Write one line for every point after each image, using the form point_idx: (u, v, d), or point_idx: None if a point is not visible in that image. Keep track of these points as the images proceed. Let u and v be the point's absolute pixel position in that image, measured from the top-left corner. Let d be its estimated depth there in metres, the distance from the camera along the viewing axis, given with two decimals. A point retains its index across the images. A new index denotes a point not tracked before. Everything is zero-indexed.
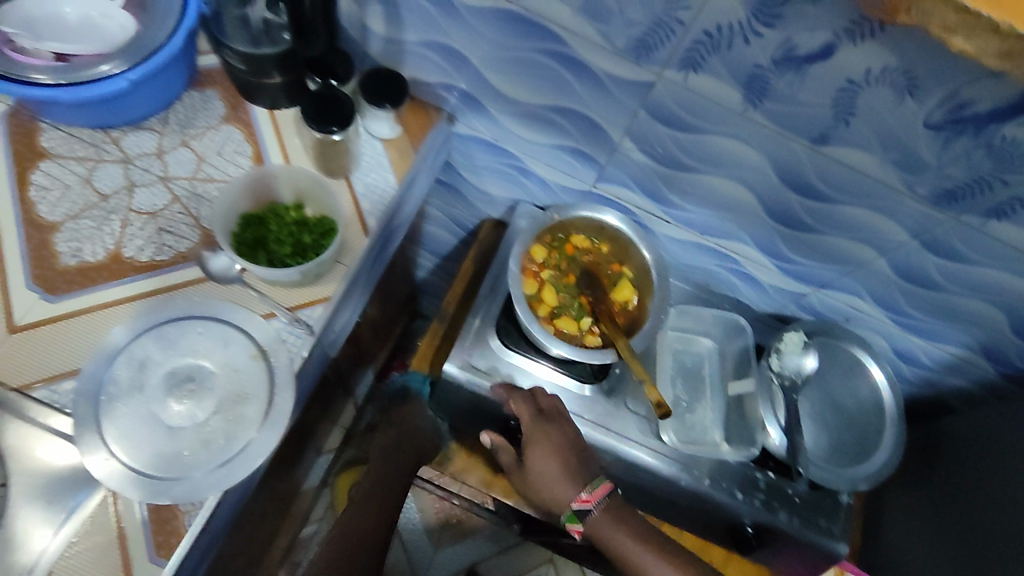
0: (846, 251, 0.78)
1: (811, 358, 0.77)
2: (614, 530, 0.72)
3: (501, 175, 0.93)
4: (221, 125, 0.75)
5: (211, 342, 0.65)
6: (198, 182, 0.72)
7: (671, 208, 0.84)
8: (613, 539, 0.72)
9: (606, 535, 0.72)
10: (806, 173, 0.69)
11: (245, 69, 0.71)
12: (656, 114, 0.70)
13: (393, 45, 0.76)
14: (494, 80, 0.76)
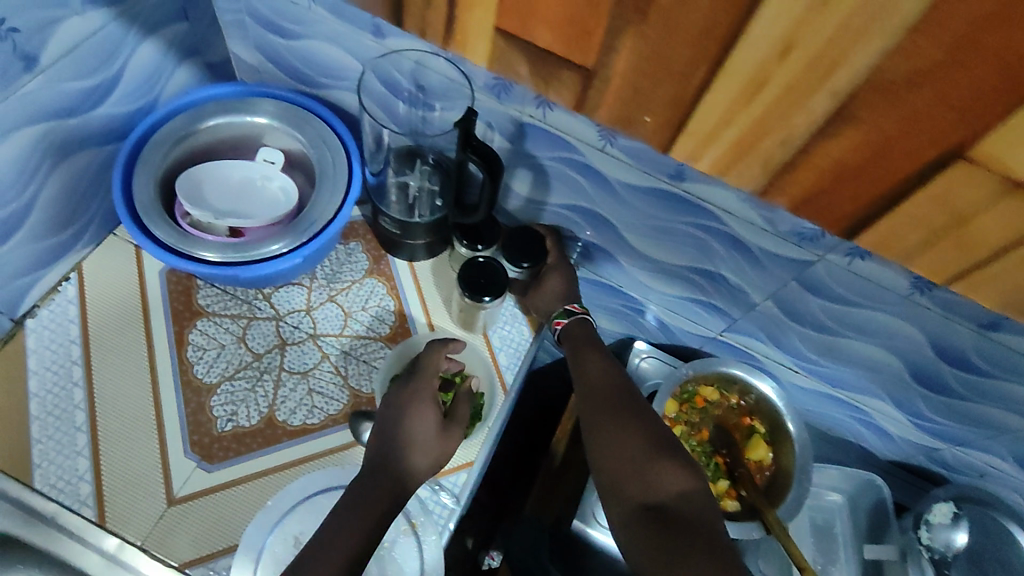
0: (992, 418, 0.76)
1: (964, 533, 0.75)
2: (585, 347, 0.71)
3: (616, 314, 0.93)
4: (365, 278, 0.78)
5: None
6: (346, 339, 0.73)
7: (804, 362, 0.82)
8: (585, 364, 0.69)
9: (584, 372, 0.69)
10: (964, 350, 0.68)
11: (395, 230, 0.74)
12: (808, 285, 0.70)
13: (534, 203, 0.79)
14: (634, 241, 0.76)
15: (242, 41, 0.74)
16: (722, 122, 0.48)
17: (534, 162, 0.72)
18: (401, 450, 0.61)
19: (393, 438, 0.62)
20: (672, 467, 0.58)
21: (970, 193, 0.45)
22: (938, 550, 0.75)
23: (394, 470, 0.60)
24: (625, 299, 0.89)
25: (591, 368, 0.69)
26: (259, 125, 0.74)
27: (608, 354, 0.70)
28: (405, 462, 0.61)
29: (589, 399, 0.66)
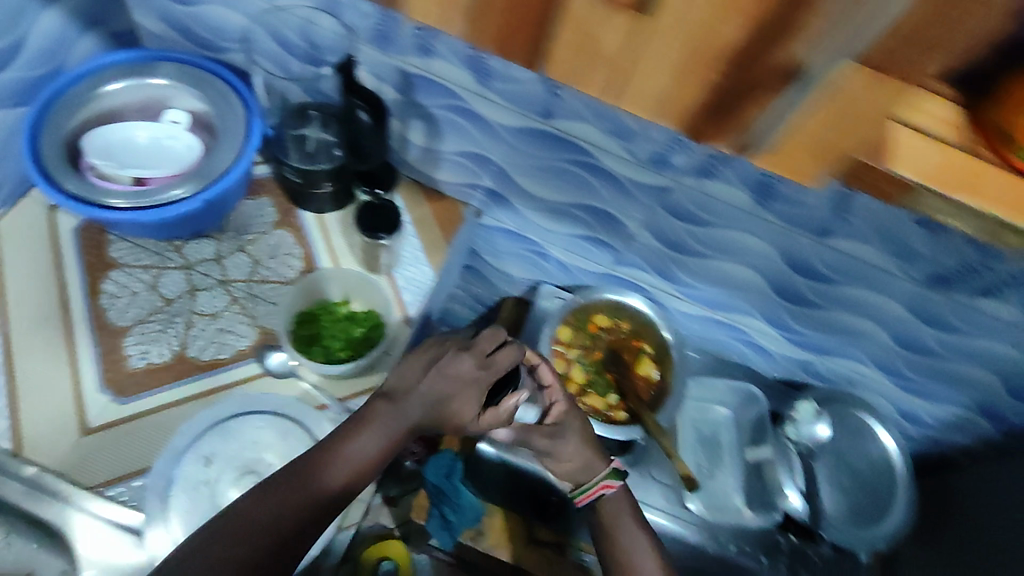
0: (848, 325, 0.85)
1: (823, 426, 0.84)
2: (620, 517, 0.74)
3: (522, 258, 1.00)
4: (274, 230, 0.82)
5: (272, 437, 0.70)
6: (255, 283, 0.79)
7: (683, 286, 0.92)
8: (612, 518, 0.74)
9: (615, 532, 0.73)
10: (812, 262, 0.76)
11: (299, 180, 0.79)
12: (673, 211, 0.77)
13: (431, 153, 0.84)
14: (523, 182, 0.83)
15: (141, 8, 0.78)
16: None
17: (424, 111, 0.77)
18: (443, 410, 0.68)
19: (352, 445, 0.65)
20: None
21: (613, 33, 0.44)
22: (804, 443, 0.84)
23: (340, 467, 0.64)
24: (527, 243, 0.96)
25: (614, 518, 0.74)
26: (161, 87, 0.79)
27: (648, 531, 0.73)
28: (329, 470, 0.64)
29: (610, 545, 0.73)
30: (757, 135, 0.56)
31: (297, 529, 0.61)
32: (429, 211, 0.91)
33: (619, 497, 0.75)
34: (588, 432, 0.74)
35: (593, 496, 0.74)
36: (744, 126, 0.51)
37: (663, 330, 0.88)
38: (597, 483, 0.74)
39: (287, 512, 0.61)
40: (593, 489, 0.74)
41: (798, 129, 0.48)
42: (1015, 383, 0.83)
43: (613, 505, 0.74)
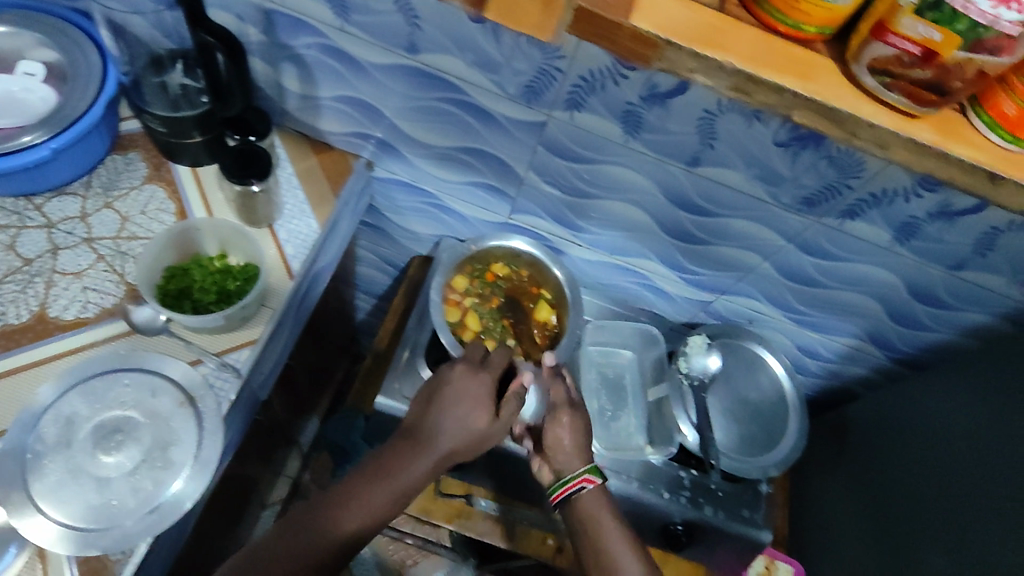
0: (736, 259, 0.86)
1: (714, 357, 0.85)
2: (598, 515, 0.73)
3: (423, 214, 0.99)
4: (144, 185, 0.79)
5: (138, 395, 0.67)
6: (123, 240, 0.75)
7: (583, 233, 0.91)
8: (586, 520, 0.73)
9: (580, 532, 0.73)
10: (689, 193, 0.77)
11: (165, 131, 0.75)
12: (553, 148, 0.77)
13: (310, 100, 0.82)
14: (407, 128, 0.82)
15: None
16: None
17: (292, 52, 0.75)
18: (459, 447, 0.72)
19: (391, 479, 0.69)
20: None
21: None
22: (695, 377, 0.85)
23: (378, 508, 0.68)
24: (424, 196, 0.94)
25: (595, 521, 0.73)
26: (5, 35, 0.74)
27: (622, 526, 0.73)
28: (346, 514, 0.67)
29: (595, 547, 0.72)
30: (653, 27, 0.54)
31: (329, 564, 0.65)
32: (315, 164, 0.87)
33: (598, 497, 0.74)
34: (581, 432, 0.77)
35: (569, 491, 0.74)
36: (643, 24, 0.54)
37: (558, 274, 0.88)
38: (577, 476, 0.74)
39: (321, 551, 0.65)
40: (571, 483, 0.74)
41: None
42: (893, 305, 0.86)
43: (592, 505, 0.74)
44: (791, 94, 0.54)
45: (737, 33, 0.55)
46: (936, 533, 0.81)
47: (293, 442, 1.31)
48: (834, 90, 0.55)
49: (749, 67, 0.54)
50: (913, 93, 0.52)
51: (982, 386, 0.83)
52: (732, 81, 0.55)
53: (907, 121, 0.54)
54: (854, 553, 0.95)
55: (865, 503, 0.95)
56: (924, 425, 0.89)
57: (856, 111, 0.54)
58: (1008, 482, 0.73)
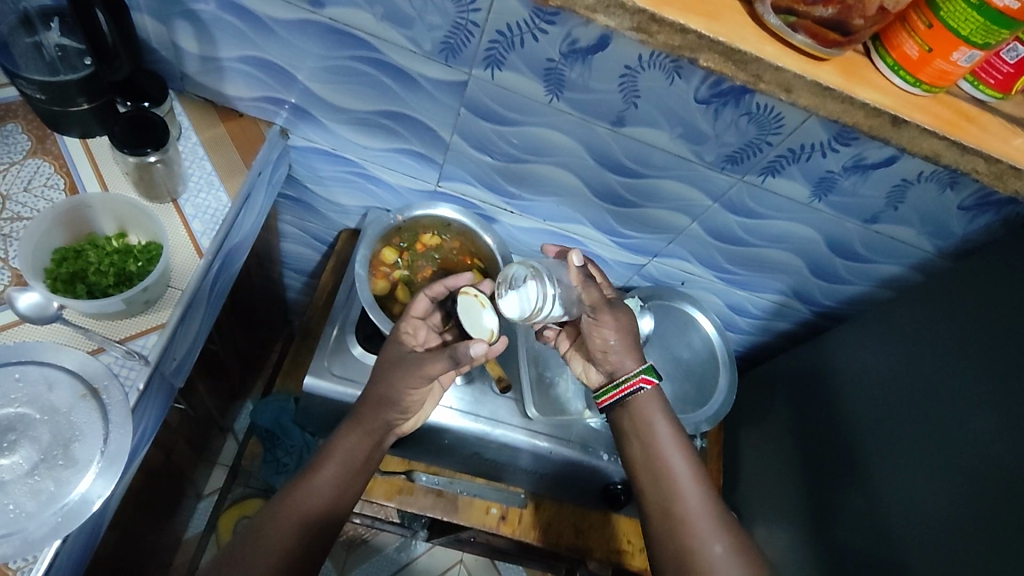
0: (666, 221, 0.87)
1: (647, 319, 0.84)
2: (650, 416, 0.72)
3: (347, 185, 0.94)
4: (27, 159, 0.71)
5: (33, 389, 0.61)
6: (4, 221, 0.68)
7: (514, 199, 0.89)
8: (643, 421, 0.72)
9: (633, 431, 0.72)
10: (617, 155, 0.76)
11: (46, 98, 0.67)
12: (475, 110, 0.75)
13: (210, 62, 0.76)
14: (321, 91, 0.77)
15: None
16: None
17: (186, 8, 0.68)
18: (383, 404, 0.72)
19: (327, 454, 0.71)
20: (711, 526, 0.66)
21: None
22: None
23: (319, 482, 0.69)
24: (346, 166, 0.90)
25: (650, 420, 0.72)
26: None
27: (675, 428, 0.72)
28: (296, 500, 0.68)
29: (643, 451, 0.71)
30: None
31: (306, 543, 0.66)
32: (223, 133, 0.81)
33: (653, 399, 0.73)
34: (632, 333, 0.75)
35: (626, 392, 0.73)
36: None
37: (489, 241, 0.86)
38: (633, 377, 0.73)
39: (292, 529, 0.66)
40: (631, 381, 0.72)
41: None
42: (815, 260, 0.89)
43: (645, 407, 0.72)
44: (694, 35, 0.53)
45: None
46: (864, 470, 0.85)
47: (227, 430, 1.26)
48: (740, 30, 0.54)
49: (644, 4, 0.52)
50: (817, 31, 0.51)
51: (897, 332, 0.87)
52: (635, 20, 0.53)
53: (816, 63, 0.54)
54: (786, 496, 0.99)
55: (795, 449, 0.99)
56: (848, 369, 0.93)
57: (760, 51, 0.53)
58: (932, 409, 0.77)
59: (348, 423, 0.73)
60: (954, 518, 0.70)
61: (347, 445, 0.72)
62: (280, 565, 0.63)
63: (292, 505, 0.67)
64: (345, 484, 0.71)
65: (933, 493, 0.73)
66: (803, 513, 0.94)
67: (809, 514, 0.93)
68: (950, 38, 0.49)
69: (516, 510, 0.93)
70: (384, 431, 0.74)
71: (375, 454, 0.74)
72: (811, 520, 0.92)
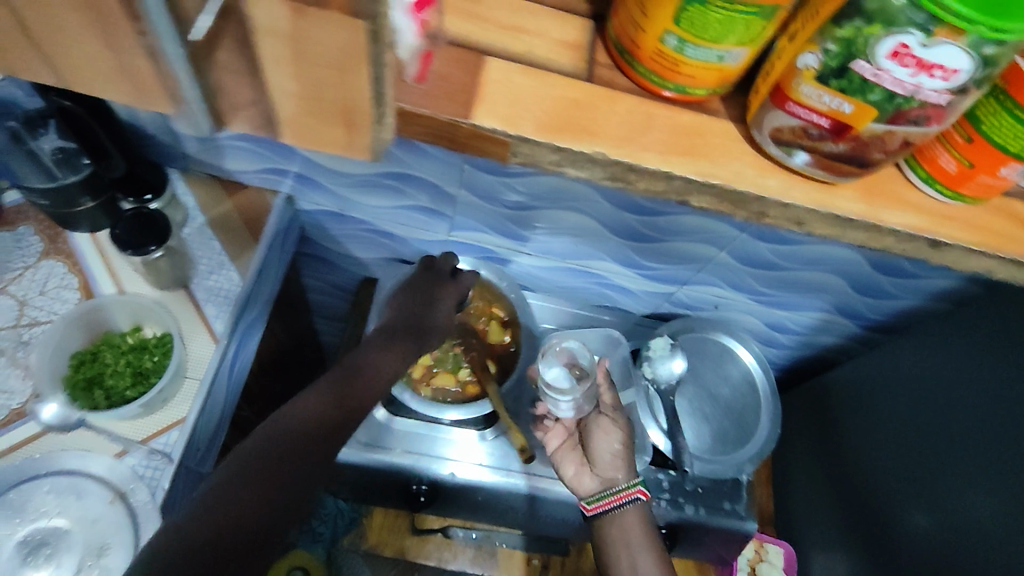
0: (692, 252, 0.82)
1: (678, 360, 0.81)
2: (636, 533, 0.71)
3: (360, 240, 0.92)
4: (41, 261, 0.72)
5: (65, 501, 0.62)
6: (23, 327, 0.69)
7: (528, 242, 0.85)
8: (626, 534, 0.71)
9: (616, 543, 0.71)
10: (631, 195, 0.72)
11: (50, 203, 0.68)
12: (478, 165, 0.71)
13: (209, 142, 0.74)
14: (321, 159, 0.75)
15: None
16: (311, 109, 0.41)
17: None
18: (358, 369, 0.68)
19: (280, 419, 0.60)
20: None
21: (285, 83, 0.39)
22: (661, 382, 0.80)
23: (274, 447, 0.57)
24: (357, 224, 0.88)
25: (633, 534, 0.71)
26: None
27: (657, 541, 0.71)
28: (239, 475, 0.55)
29: (624, 562, 0.70)
30: (500, 125, 0.49)
31: (253, 525, 0.53)
32: (231, 209, 0.81)
33: (641, 512, 0.72)
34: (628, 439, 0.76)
35: (619, 501, 0.71)
36: (489, 123, 0.49)
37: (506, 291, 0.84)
38: (629, 487, 0.72)
39: (250, 498, 0.54)
40: (628, 491, 0.71)
41: (279, 93, 0.40)
42: (858, 278, 0.83)
43: (631, 522, 0.71)
44: (680, 181, 0.50)
45: (600, 106, 0.51)
46: (921, 495, 0.79)
47: None
48: (738, 161, 0.51)
49: (621, 156, 0.49)
50: (830, 165, 0.48)
51: (948, 346, 0.81)
52: (608, 170, 0.51)
53: (832, 188, 0.51)
54: (846, 520, 0.94)
55: (848, 468, 0.94)
56: (897, 386, 0.88)
57: (759, 188, 0.50)
58: (987, 433, 0.72)
59: (311, 387, 0.64)
60: (1017, 559, 0.64)
61: (308, 408, 0.61)
62: (225, 565, 0.50)
63: (230, 479, 0.54)
64: (300, 453, 0.58)
65: (994, 524, 0.68)
66: (864, 537, 0.89)
67: (871, 540, 0.88)
68: (998, 154, 0.45)
69: (557, 559, 0.92)
70: (353, 403, 0.65)
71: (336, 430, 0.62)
72: (873, 545, 0.87)
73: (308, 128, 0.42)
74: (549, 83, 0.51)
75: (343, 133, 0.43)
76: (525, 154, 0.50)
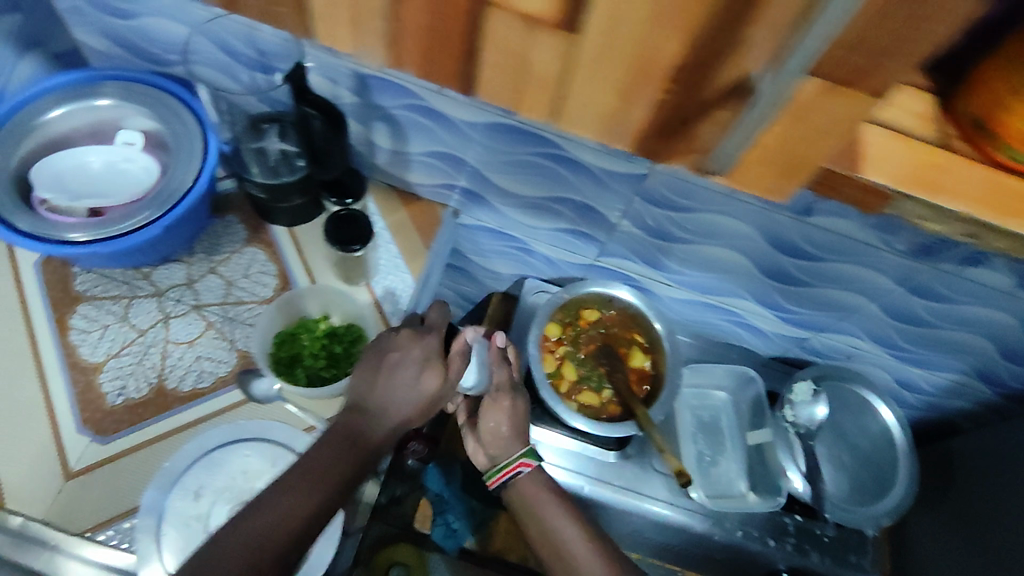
0: (840, 301, 0.83)
1: (822, 405, 0.83)
2: (538, 500, 0.73)
3: (505, 256, 0.97)
4: (245, 248, 0.80)
5: (261, 465, 0.68)
6: (230, 305, 0.76)
7: (673, 274, 0.88)
8: (526, 500, 0.74)
9: (521, 514, 0.73)
10: (794, 240, 0.74)
11: (265, 196, 0.75)
12: (648, 198, 0.74)
13: (399, 155, 0.82)
14: (495, 178, 0.80)
15: (83, 30, 0.73)
16: (778, 149, 0.53)
17: (385, 113, 0.74)
18: (372, 423, 0.63)
19: (283, 486, 0.57)
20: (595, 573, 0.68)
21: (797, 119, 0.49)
22: (802, 424, 0.82)
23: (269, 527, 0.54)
24: (509, 241, 0.93)
25: (533, 499, 0.74)
26: (107, 109, 0.75)
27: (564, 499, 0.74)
28: (252, 523, 0.54)
29: (534, 526, 0.72)
30: (890, 183, 0.53)
31: None
32: (404, 217, 0.87)
33: (534, 480, 0.74)
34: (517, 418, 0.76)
35: (506, 476, 0.74)
36: (879, 180, 0.53)
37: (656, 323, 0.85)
38: (513, 460, 0.74)
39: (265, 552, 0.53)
40: (509, 466, 0.73)
41: (761, 141, 0.53)
42: (1009, 344, 0.82)
43: (528, 491, 0.74)
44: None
45: (959, 168, 0.53)
46: None
47: None
48: None
49: (983, 218, 0.53)
50: None
51: None
52: (964, 226, 0.55)
53: None
54: None
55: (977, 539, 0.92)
56: None
57: None
58: None
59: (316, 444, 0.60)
60: None
61: (315, 468, 0.58)
62: None
63: (248, 526, 0.54)
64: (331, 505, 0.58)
65: None
66: None
67: None
68: None
69: None
70: (368, 452, 0.62)
71: (362, 472, 0.61)
72: None
73: (749, 172, 0.57)
74: (909, 147, 0.54)
75: (778, 177, 0.56)
76: (898, 208, 0.55)
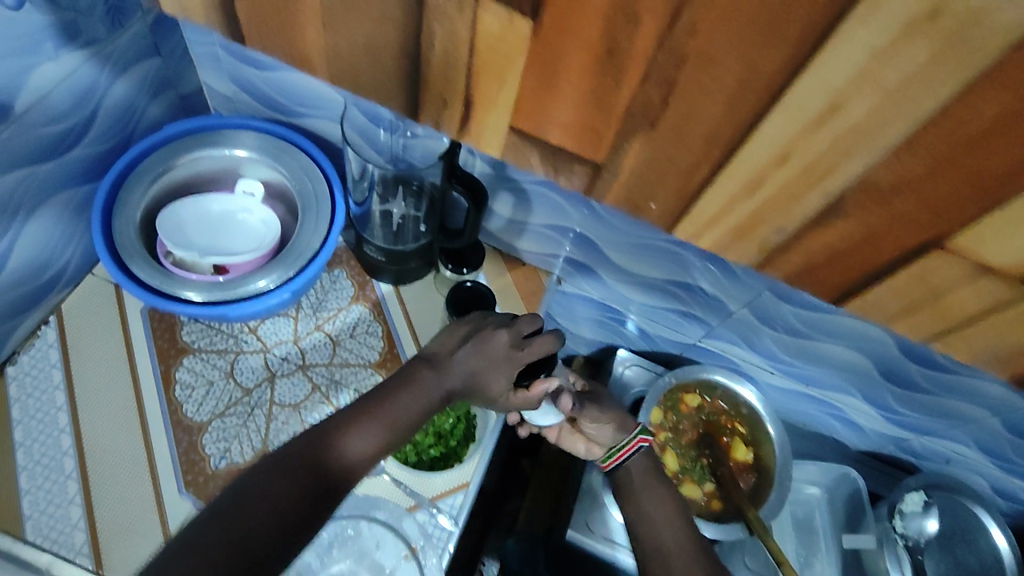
0: (958, 410, 0.76)
1: (933, 520, 0.81)
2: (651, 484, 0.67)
3: (597, 323, 0.92)
4: (351, 305, 0.76)
5: (363, 544, 0.68)
6: (336, 366, 0.73)
7: (781, 364, 0.82)
8: (637, 483, 0.68)
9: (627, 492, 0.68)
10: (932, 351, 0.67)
11: (382, 258, 0.72)
12: (781, 294, 0.68)
13: (517, 224, 0.80)
14: (610, 252, 0.76)
15: (214, 74, 0.71)
16: None
17: (517, 186, 0.72)
18: (335, 456, 0.52)
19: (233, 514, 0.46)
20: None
21: None
22: (911, 538, 0.81)
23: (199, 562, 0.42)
24: (605, 310, 0.88)
25: (642, 484, 0.68)
26: (230, 157, 0.72)
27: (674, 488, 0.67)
28: (266, 480, 0.48)
29: (637, 513, 0.66)
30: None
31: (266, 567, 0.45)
32: (509, 281, 0.86)
33: (650, 461, 0.69)
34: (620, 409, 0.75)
35: (625, 455, 0.69)
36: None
37: (768, 423, 0.81)
38: (631, 438, 0.70)
39: (276, 513, 0.47)
40: (628, 445, 0.69)
41: None
42: None
43: (637, 473, 0.68)
44: None
45: None
46: None
47: None
48: None
49: None
50: None
51: None
52: None
53: None
54: None
55: None
56: None
57: None
58: None
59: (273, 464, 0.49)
60: None
61: (272, 490, 0.47)
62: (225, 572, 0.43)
63: (255, 483, 0.48)
64: (287, 537, 0.46)
65: None
66: None
67: None
68: None
69: None
70: (331, 483, 0.51)
71: (328, 505, 0.50)
72: None
73: None
74: None
75: None
76: None
